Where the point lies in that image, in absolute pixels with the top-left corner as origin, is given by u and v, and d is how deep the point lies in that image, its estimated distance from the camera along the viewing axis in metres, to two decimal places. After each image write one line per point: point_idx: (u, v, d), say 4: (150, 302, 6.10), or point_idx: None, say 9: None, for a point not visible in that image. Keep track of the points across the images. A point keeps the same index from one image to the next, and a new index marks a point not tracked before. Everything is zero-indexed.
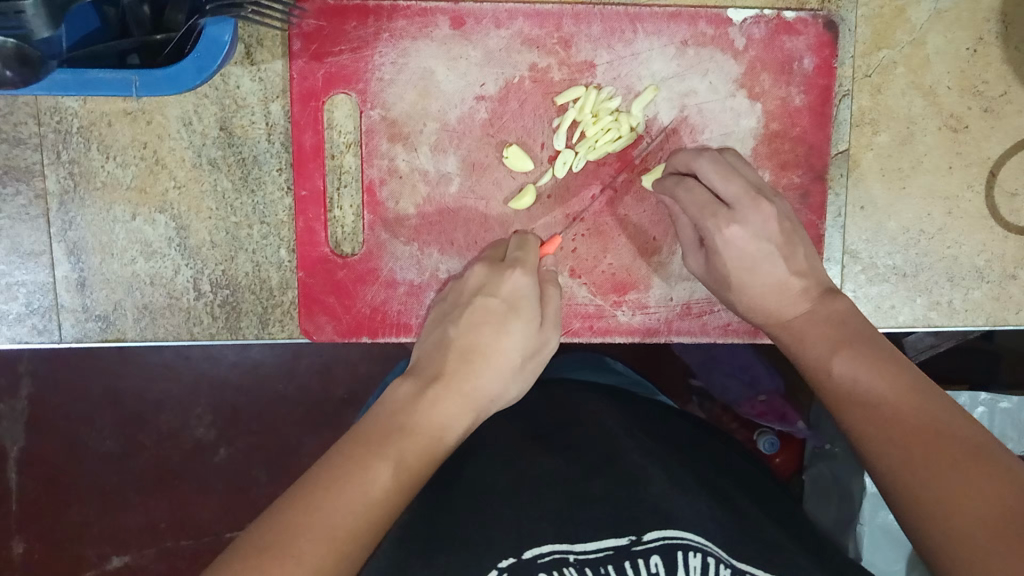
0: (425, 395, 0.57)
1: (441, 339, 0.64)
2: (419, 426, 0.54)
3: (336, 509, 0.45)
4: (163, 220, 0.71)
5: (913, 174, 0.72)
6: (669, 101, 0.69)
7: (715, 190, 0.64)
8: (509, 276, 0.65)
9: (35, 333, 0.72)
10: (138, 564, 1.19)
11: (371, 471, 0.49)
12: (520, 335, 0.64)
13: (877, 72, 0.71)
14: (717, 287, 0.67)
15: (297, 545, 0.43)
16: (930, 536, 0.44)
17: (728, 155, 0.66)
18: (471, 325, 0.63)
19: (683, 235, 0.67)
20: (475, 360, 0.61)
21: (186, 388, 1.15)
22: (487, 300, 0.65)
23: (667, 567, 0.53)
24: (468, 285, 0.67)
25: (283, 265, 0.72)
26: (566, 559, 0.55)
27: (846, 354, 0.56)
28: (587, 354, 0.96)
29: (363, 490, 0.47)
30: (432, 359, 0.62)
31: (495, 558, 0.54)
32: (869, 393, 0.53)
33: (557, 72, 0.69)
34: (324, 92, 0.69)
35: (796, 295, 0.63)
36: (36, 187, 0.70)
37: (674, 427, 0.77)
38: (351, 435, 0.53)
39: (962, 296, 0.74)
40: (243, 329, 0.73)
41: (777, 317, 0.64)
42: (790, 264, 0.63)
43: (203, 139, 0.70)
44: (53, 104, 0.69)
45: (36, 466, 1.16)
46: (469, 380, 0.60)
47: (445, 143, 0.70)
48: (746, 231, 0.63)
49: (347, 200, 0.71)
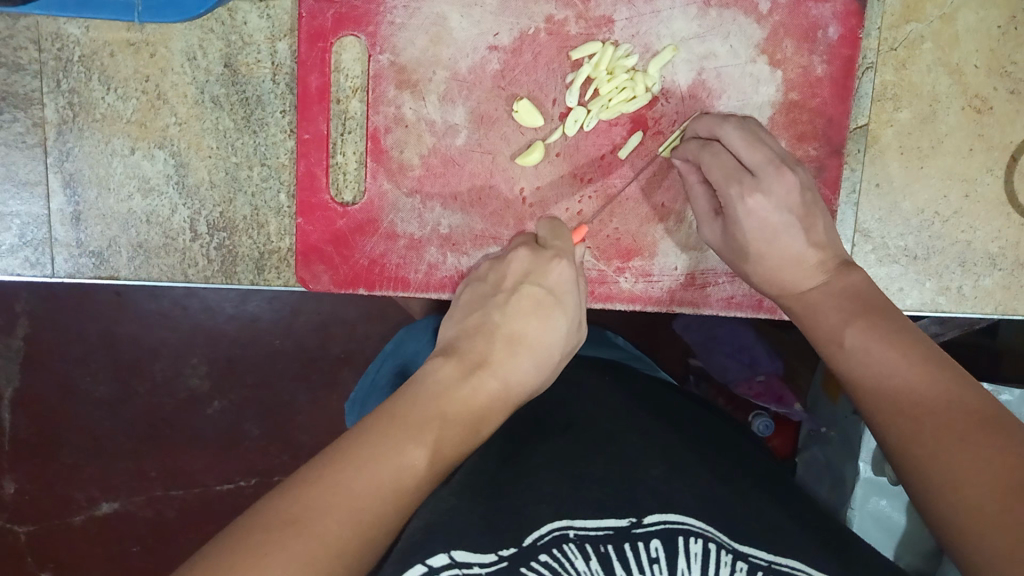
0: (469, 380, 0.56)
1: (479, 326, 0.63)
2: (460, 414, 0.53)
3: (362, 486, 0.44)
4: (162, 156, 0.69)
5: (932, 154, 0.70)
6: (687, 63, 0.67)
7: (739, 156, 0.62)
8: (554, 266, 0.65)
9: (27, 266, 0.70)
10: (126, 511, 1.18)
11: (407, 456, 0.47)
12: (564, 329, 0.64)
13: (902, 46, 0.69)
14: (732, 258, 0.65)
15: (325, 523, 0.41)
16: (942, 512, 0.43)
17: (753, 122, 0.64)
18: (518, 313, 0.63)
19: (697, 203, 0.66)
20: (520, 352, 0.61)
21: (182, 338, 1.15)
22: (531, 289, 0.64)
23: (668, 555, 0.51)
24: (511, 268, 0.65)
25: (282, 211, 0.71)
26: (566, 535, 0.52)
27: (857, 325, 0.55)
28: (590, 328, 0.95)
29: (400, 475, 0.46)
30: (474, 343, 0.61)
31: (496, 544, 0.50)
32: (880, 363, 0.52)
33: (574, 26, 0.67)
34: (332, 32, 0.67)
35: (809, 270, 0.61)
36: (34, 115, 0.68)
37: (670, 404, 0.76)
38: (387, 409, 0.51)
39: (973, 282, 0.72)
40: (238, 274, 0.71)
41: (787, 293, 0.63)
42: (805, 238, 0.62)
43: (207, 76, 0.68)
44: (55, 30, 0.67)
45: (30, 405, 1.15)
46: (513, 369, 0.59)
47: (454, 93, 0.68)
48: (767, 201, 0.61)
49: (350, 146, 0.69)
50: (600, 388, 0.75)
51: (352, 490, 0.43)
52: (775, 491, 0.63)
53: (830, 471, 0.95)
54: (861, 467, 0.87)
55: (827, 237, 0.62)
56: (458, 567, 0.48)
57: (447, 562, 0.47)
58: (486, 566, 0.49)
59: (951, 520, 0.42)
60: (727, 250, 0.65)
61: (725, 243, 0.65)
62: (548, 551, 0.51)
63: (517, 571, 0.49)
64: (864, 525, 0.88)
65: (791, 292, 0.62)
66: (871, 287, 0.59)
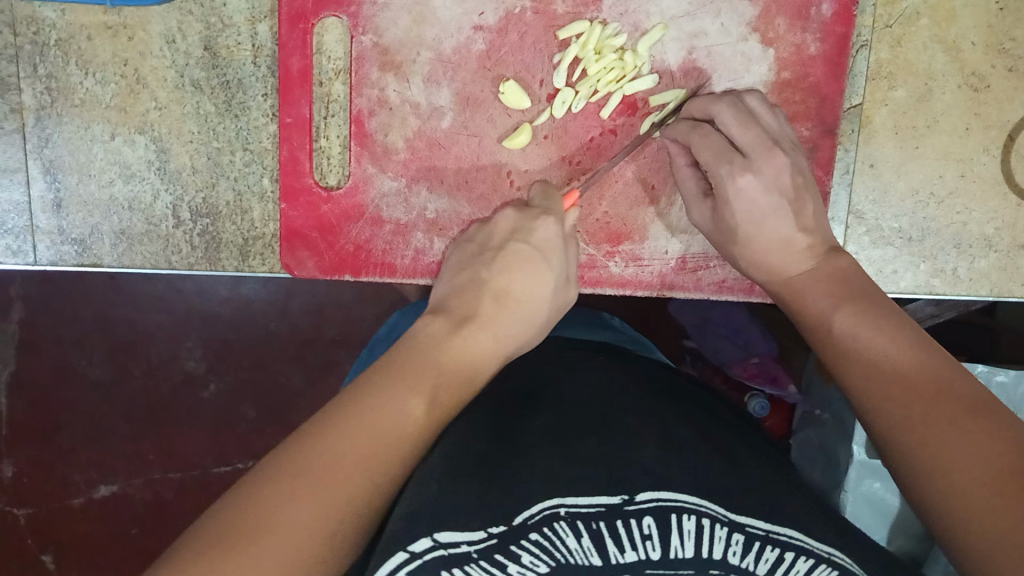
0: (458, 335, 0.55)
1: (472, 280, 0.62)
2: (453, 367, 0.52)
3: (371, 437, 0.43)
4: (143, 141, 0.68)
5: (927, 134, 0.69)
6: (677, 42, 0.65)
7: (731, 137, 0.61)
8: (541, 224, 0.63)
9: (9, 254, 0.69)
10: (123, 494, 1.19)
11: (408, 405, 0.47)
12: (551, 285, 0.63)
13: (897, 24, 0.68)
14: (721, 240, 0.64)
15: (342, 471, 0.41)
16: (930, 498, 0.42)
17: (750, 98, 0.62)
18: (509, 268, 0.62)
19: (685, 185, 0.65)
20: (509, 306, 0.60)
21: (176, 320, 1.14)
22: (518, 245, 0.63)
23: (661, 529, 0.50)
24: (498, 228, 0.65)
25: (266, 196, 0.69)
26: (558, 512, 0.51)
27: (849, 310, 0.54)
28: (585, 311, 0.95)
29: (404, 424, 0.46)
30: (459, 300, 0.60)
31: (487, 521, 0.51)
32: (870, 351, 0.51)
33: (561, 4, 0.65)
34: (313, 13, 0.65)
35: (798, 253, 0.60)
36: (12, 101, 0.67)
37: (662, 381, 0.76)
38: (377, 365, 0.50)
39: (968, 264, 0.71)
40: (223, 261, 0.70)
41: (775, 276, 0.62)
42: (796, 222, 0.61)
43: (186, 59, 0.67)
44: (30, 13, 0.66)
45: (26, 389, 1.15)
46: (503, 323, 0.58)
47: (439, 75, 0.66)
48: (758, 181, 0.60)
49: (333, 130, 0.68)
50: (593, 366, 0.75)
51: (374, 435, 0.44)
52: (768, 475, 0.62)
53: (824, 451, 0.95)
54: (854, 448, 0.88)
55: (817, 222, 0.61)
56: (443, 549, 0.48)
57: (430, 545, 0.48)
58: (473, 544, 0.49)
59: (941, 507, 0.41)
60: (716, 232, 0.64)
61: (714, 225, 0.64)
62: (538, 529, 0.50)
63: (507, 549, 0.49)
64: (857, 510, 0.88)
65: (780, 276, 0.61)
66: (860, 272, 0.58)
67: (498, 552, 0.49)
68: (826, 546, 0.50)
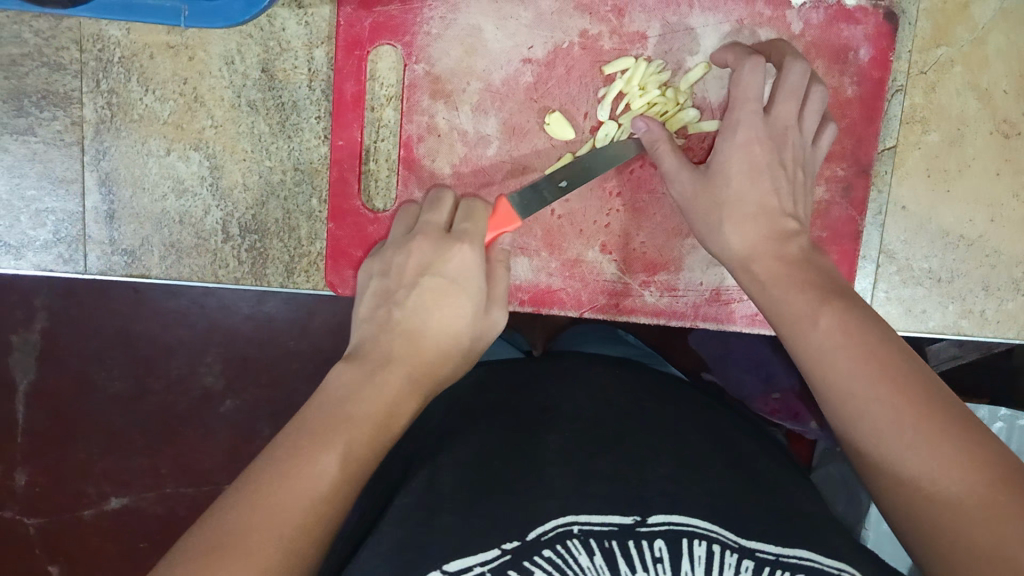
0: (373, 379, 0.54)
1: (383, 322, 0.61)
2: (365, 411, 0.52)
3: (276, 505, 0.44)
4: (197, 158, 0.70)
5: (959, 177, 0.71)
6: (719, 81, 0.68)
7: (778, 93, 0.63)
8: (457, 250, 0.63)
9: (60, 262, 0.71)
10: (136, 506, 1.20)
11: (317, 461, 0.47)
12: (468, 315, 0.62)
13: (932, 70, 0.70)
14: (695, 209, 0.64)
15: (248, 542, 0.42)
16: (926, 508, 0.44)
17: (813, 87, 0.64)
18: (420, 307, 0.61)
19: (677, 153, 0.64)
20: (423, 344, 0.59)
21: (197, 336, 1.15)
22: (434, 279, 0.62)
23: (672, 554, 0.50)
24: (412, 261, 0.64)
25: (314, 215, 0.71)
26: (571, 530, 0.52)
27: (831, 310, 0.54)
28: (600, 325, 0.97)
29: (310, 479, 0.45)
30: (384, 342, 0.59)
31: (499, 539, 0.51)
32: (856, 351, 0.51)
33: (607, 40, 0.67)
34: (369, 41, 0.68)
35: (785, 233, 0.62)
36: (73, 114, 0.69)
37: (679, 400, 0.77)
38: (295, 421, 0.50)
39: (996, 306, 0.73)
40: (268, 277, 0.72)
41: (739, 249, 0.62)
42: (779, 202, 0.63)
43: (244, 80, 0.69)
44: (97, 31, 0.68)
45: (45, 399, 1.16)
46: (426, 356, 0.58)
47: (487, 104, 0.68)
48: (767, 146, 0.63)
49: (382, 153, 0.70)
50: (614, 384, 0.76)
51: (287, 497, 0.44)
52: (789, 495, 0.62)
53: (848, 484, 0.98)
54: None
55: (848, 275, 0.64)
56: None
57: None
58: (485, 565, 0.50)
59: (934, 515, 0.43)
60: (693, 202, 0.64)
61: (694, 194, 0.64)
62: (552, 546, 0.51)
63: (520, 564, 0.50)
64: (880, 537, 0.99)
65: (753, 250, 0.61)
66: None
67: (511, 568, 0.49)
68: (837, 564, 0.50)
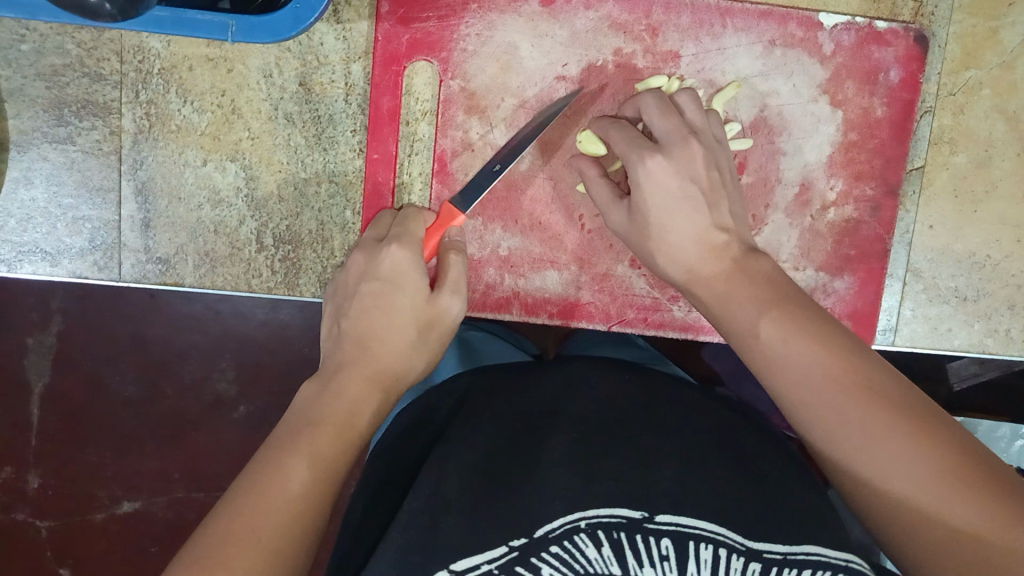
0: (325, 390, 0.58)
1: (336, 335, 0.64)
2: (325, 418, 0.55)
3: (258, 523, 0.46)
4: (233, 169, 0.71)
5: (986, 199, 0.72)
6: (750, 100, 0.68)
7: (654, 127, 0.63)
8: (385, 251, 0.65)
9: (95, 269, 0.72)
10: (148, 510, 1.21)
11: (281, 470, 0.49)
12: (407, 307, 0.65)
13: (961, 92, 0.70)
14: (640, 242, 0.63)
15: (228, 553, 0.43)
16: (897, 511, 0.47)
17: (682, 99, 0.64)
18: (362, 310, 0.64)
19: (601, 193, 0.65)
20: (369, 347, 0.62)
21: (211, 341, 1.16)
22: (370, 282, 0.65)
23: (678, 553, 0.53)
24: (353, 269, 0.66)
25: (347, 227, 0.72)
26: (578, 525, 0.55)
27: (772, 316, 0.54)
28: (611, 333, 0.97)
29: (275, 489, 0.48)
30: (336, 354, 0.62)
31: (508, 535, 0.55)
32: (806, 356, 0.51)
33: (641, 59, 0.68)
34: (406, 57, 0.69)
35: (716, 245, 0.60)
36: (112, 124, 0.70)
37: (685, 389, 0.76)
38: (264, 441, 0.53)
39: (1021, 326, 0.73)
40: (301, 287, 0.73)
41: (683, 268, 0.62)
42: (709, 216, 0.61)
43: (281, 93, 0.70)
44: (138, 43, 0.69)
45: (60, 402, 1.16)
46: (366, 362, 0.61)
47: (521, 120, 0.69)
48: (667, 163, 0.60)
49: (416, 167, 0.71)
50: (621, 373, 0.75)
51: (259, 517, 0.46)
52: (795, 494, 0.62)
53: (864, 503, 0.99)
54: None
55: None
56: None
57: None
58: (493, 562, 0.54)
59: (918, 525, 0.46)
60: (633, 233, 0.63)
61: (630, 226, 0.63)
62: (559, 542, 0.54)
63: (527, 561, 0.54)
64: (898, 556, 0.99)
65: (697, 273, 0.61)
66: None
67: (519, 564, 0.54)
68: (843, 558, 0.54)
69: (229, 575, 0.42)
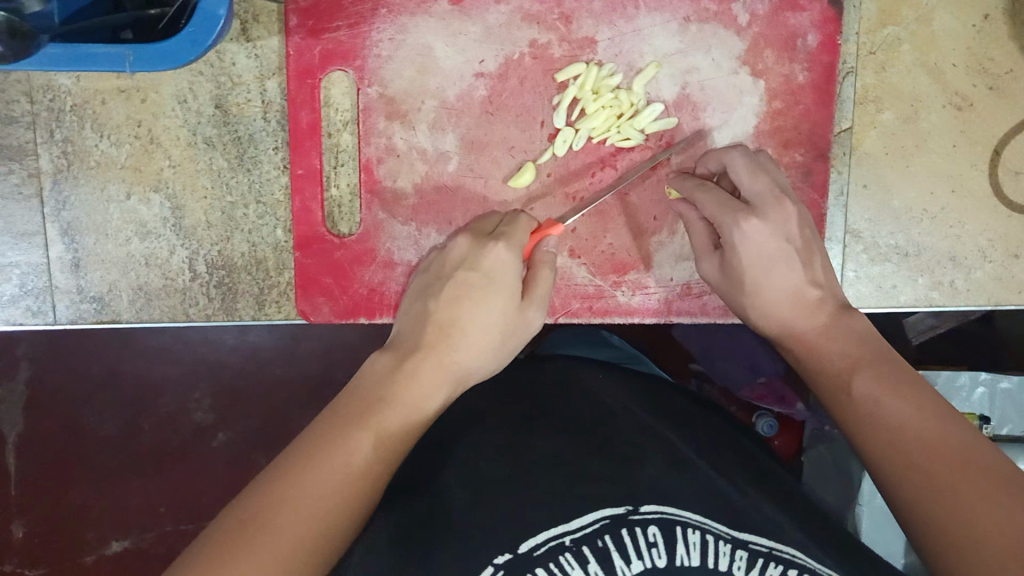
0: (401, 370, 0.59)
1: (421, 313, 0.64)
2: (399, 413, 0.56)
3: (301, 501, 0.47)
4: (158, 199, 0.70)
5: (917, 153, 0.72)
6: (671, 78, 0.68)
7: (743, 186, 0.63)
8: (491, 250, 0.64)
9: (28, 315, 0.71)
10: (138, 547, 1.18)
11: (348, 451, 0.51)
12: (500, 308, 0.63)
13: (881, 50, 0.70)
14: (729, 292, 0.65)
15: (268, 534, 0.45)
16: (931, 531, 0.46)
17: (761, 155, 0.66)
18: (451, 299, 0.63)
19: (698, 242, 0.66)
20: (453, 336, 0.62)
21: (185, 372, 1.14)
22: (467, 273, 0.64)
23: (667, 540, 0.52)
24: (452, 254, 0.66)
25: (279, 246, 0.71)
26: (561, 543, 0.53)
27: (869, 375, 0.55)
28: (584, 329, 0.97)
29: (342, 463, 0.50)
30: (413, 334, 0.62)
31: (493, 554, 0.53)
32: (892, 414, 0.52)
33: (558, 48, 0.68)
34: (321, 68, 0.68)
35: (809, 306, 0.62)
36: (29, 166, 0.69)
37: (660, 398, 0.77)
38: (331, 407, 0.56)
39: (965, 276, 0.73)
40: (239, 311, 0.72)
41: (784, 329, 0.63)
42: (803, 272, 0.62)
43: (198, 117, 0.69)
44: (46, 81, 0.68)
45: (36, 449, 1.15)
46: (448, 352, 0.61)
47: (444, 121, 0.68)
48: (769, 230, 0.62)
49: (344, 178, 0.70)
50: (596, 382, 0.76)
51: (305, 490, 0.48)
52: (776, 493, 0.63)
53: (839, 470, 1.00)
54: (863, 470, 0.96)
55: (825, 274, 0.63)
56: None
57: None
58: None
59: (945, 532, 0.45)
60: (724, 283, 0.65)
61: (722, 276, 0.65)
62: (545, 564, 0.52)
63: None
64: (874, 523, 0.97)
65: (794, 329, 0.62)
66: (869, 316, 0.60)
67: None
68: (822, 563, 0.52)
69: (276, 545, 0.45)
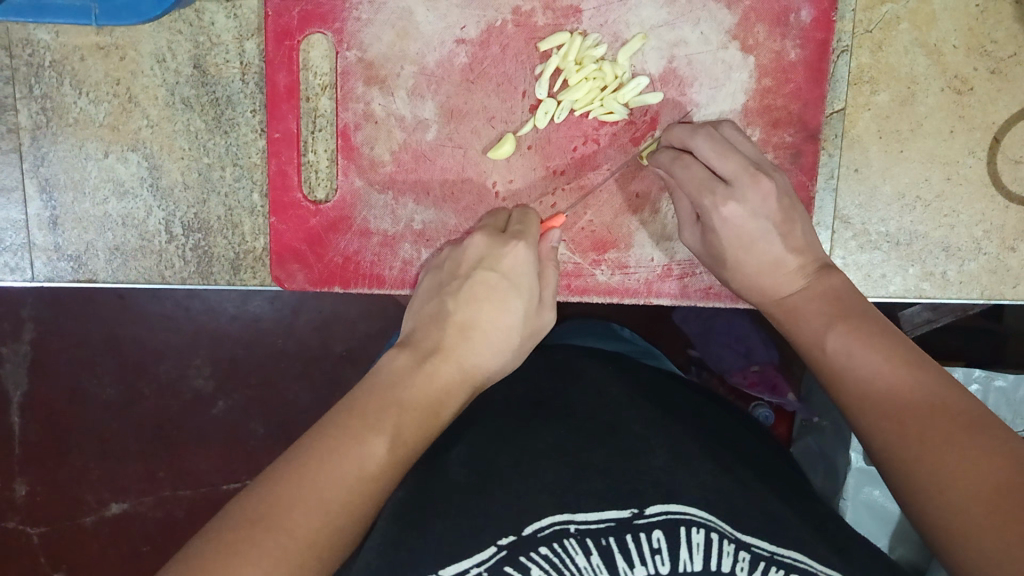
0: (423, 369, 0.55)
1: (437, 313, 0.61)
2: (415, 399, 0.52)
3: (318, 485, 0.43)
4: (135, 159, 0.69)
5: (912, 138, 0.69)
6: (657, 51, 0.66)
7: (710, 167, 0.61)
8: (510, 249, 0.63)
9: (7, 271, 0.71)
10: (135, 511, 1.19)
11: (367, 444, 0.47)
12: (520, 311, 0.62)
13: (877, 28, 0.68)
14: (711, 263, 0.65)
15: (289, 516, 0.42)
16: (924, 510, 0.43)
17: (726, 128, 0.63)
18: (471, 299, 0.62)
19: (680, 210, 0.65)
20: (474, 337, 0.60)
21: (186, 340, 1.14)
22: (484, 274, 0.63)
23: (670, 544, 0.52)
24: (467, 256, 0.64)
25: (255, 211, 0.70)
26: (567, 529, 0.53)
27: (840, 329, 0.55)
28: (594, 321, 0.96)
29: (357, 466, 0.45)
30: (427, 334, 0.60)
31: (494, 534, 0.53)
32: (865, 368, 0.51)
33: (541, 17, 0.66)
34: (299, 30, 0.67)
35: (788, 273, 0.62)
36: (8, 121, 0.69)
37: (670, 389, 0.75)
38: (348, 404, 0.50)
39: (958, 267, 0.71)
40: (215, 275, 0.71)
41: (767, 298, 0.63)
42: (784, 244, 0.62)
43: (177, 77, 0.68)
44: (25, 36, 0.67)
45: (38, 409, 1.16)
46: (469, 355, 0.58)
47: (423, 88, 0.67)
48: (742, 209, 0.61)
49: (321, 144, 0.69)
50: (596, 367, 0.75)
51: (329, 478, 0.44)
52: (788, 495, 0.62)
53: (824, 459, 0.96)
54: (854, 457, 0.88)
55: (807, 241, 0.62)
56: None
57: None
58: (482, 565, 0.51)
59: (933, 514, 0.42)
60: (707, 255, 0.65)
61: (705, 249, 0.65)
62: (548, 543, 0.52)
63: (516, 559, 0.52)
64: (858, 515, 0.89)
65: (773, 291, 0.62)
66: (853, 291, 0.59)
67: (508, 564, 0.51)
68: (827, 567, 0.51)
69: (291, 540, 0.41)
